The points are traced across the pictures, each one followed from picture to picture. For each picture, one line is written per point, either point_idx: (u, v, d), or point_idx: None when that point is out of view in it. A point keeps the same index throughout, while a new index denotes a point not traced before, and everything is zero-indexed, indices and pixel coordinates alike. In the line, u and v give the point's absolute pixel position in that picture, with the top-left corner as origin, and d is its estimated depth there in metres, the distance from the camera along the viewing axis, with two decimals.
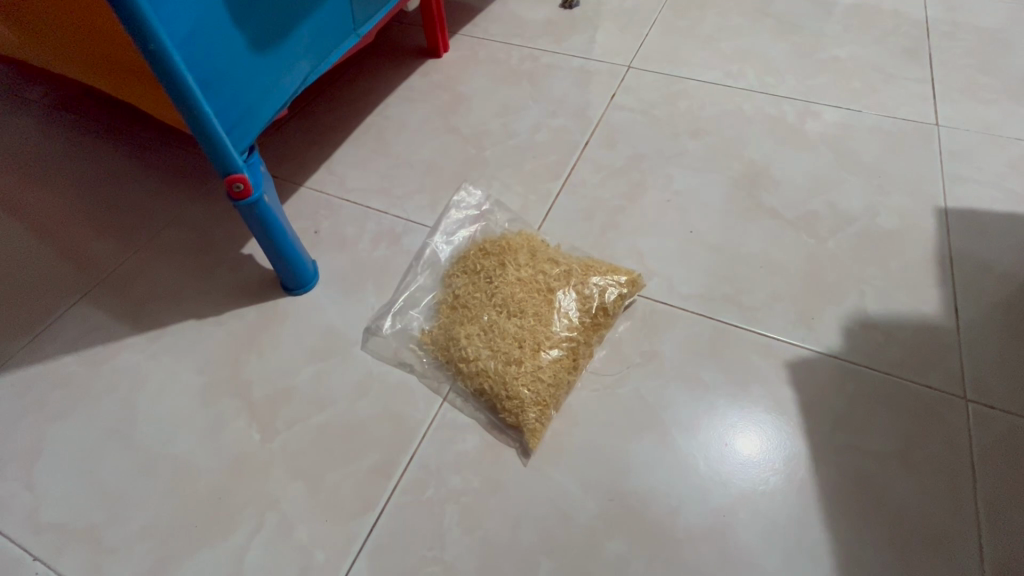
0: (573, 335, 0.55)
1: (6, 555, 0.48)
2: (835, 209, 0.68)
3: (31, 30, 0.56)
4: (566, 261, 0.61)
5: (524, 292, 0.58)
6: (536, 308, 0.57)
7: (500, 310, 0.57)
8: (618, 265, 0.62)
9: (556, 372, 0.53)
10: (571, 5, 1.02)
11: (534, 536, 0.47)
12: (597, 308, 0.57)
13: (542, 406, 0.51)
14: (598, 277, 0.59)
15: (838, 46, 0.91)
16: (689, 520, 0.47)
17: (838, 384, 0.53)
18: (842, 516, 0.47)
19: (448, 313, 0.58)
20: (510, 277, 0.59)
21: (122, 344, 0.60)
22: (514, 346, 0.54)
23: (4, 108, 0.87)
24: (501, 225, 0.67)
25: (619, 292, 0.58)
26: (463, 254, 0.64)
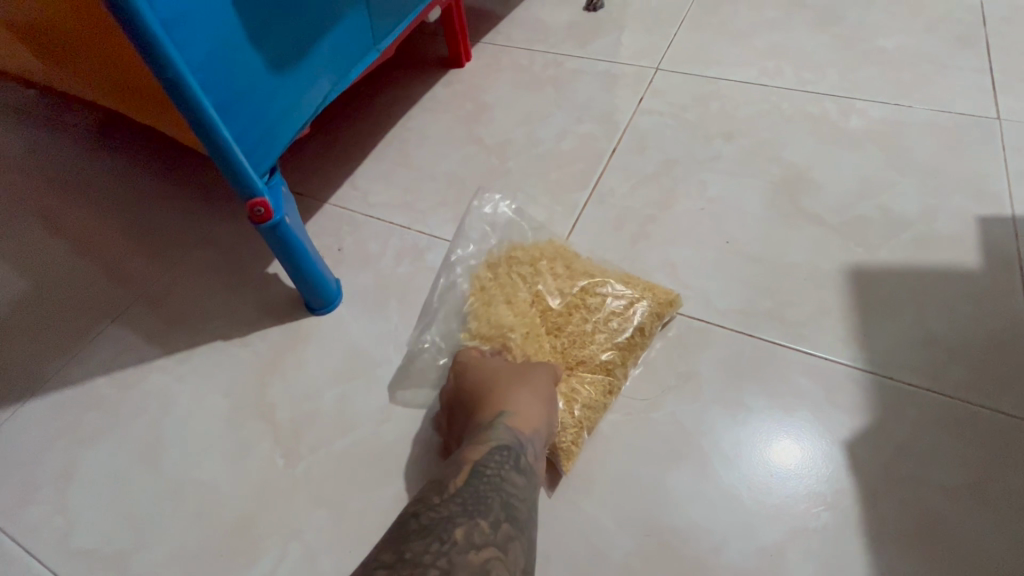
0: (611, 354, 0.53)
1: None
2: (887, 214, 0.63)
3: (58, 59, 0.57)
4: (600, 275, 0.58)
5: (557, 309, 0.56)
6: (569, 324, 0.54)
7: (533, 326, 0.55)
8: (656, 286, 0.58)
9: (590, 393, 0.51)
10: (595, 7, 0.99)
11: (565, 572, 0.44)
12: (636, 326, 0.54)
13: (577, 428, 0.49)
14: (635, 293, 0.56)
15: (884, 36, 0.85)
16: (734, 558, 0.44)
17: (896, 409, 0.49)
18: (905, 557, 0.43)
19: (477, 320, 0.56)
20: (543, 292, 0.57)
21: (152, 365, 0.60)
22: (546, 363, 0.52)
23: (48, 132, 0.90)
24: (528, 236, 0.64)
25: (657, 309, 0.55)
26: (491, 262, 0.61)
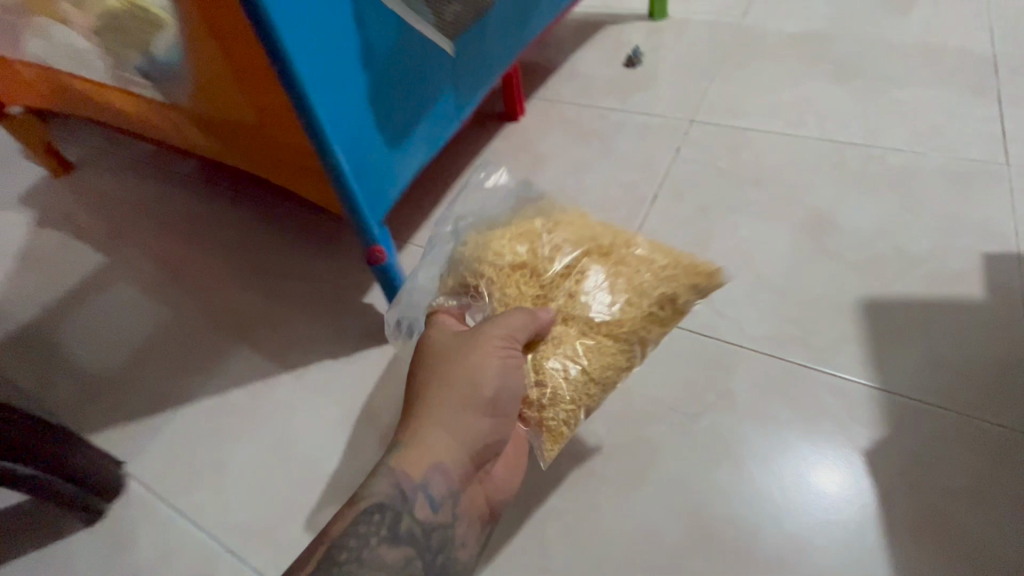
0: (629, 328, 0.53)
1: (203, 546, 0.61)
2: (901, 252, 0.71)
3: (215, 137, 0.73)
4: (631, 246, 0.58)
5: (578, 274, 0.55)
6: (588, 292, 0.54)
7: (547, 292, 0.55)
8: (699, 263, 0.56)
9: (599, 369, 0.52)
10: (634, 64, 1.12)
11: (625, 551, 0.55)
12: (664, 301, 0.54)
13: (574, 406, 0.52)
14: (670, 269, 0.55)
15: (900, 88, 0.94)
16: (770, 544, 0.53)
17: (909, 423, 0.57)
18: (914, 546, 0.51)
19: (480, 270, 0.55)
20: (564, 259, 0.56)
21: (276, 378, 0.74)
22: (556, 333, 0.53)
23: (173, 184, 1.08)
24: (537, 224, 0.58)
25: (690, 289, 0.55)
26: (498, 227, 0.59)
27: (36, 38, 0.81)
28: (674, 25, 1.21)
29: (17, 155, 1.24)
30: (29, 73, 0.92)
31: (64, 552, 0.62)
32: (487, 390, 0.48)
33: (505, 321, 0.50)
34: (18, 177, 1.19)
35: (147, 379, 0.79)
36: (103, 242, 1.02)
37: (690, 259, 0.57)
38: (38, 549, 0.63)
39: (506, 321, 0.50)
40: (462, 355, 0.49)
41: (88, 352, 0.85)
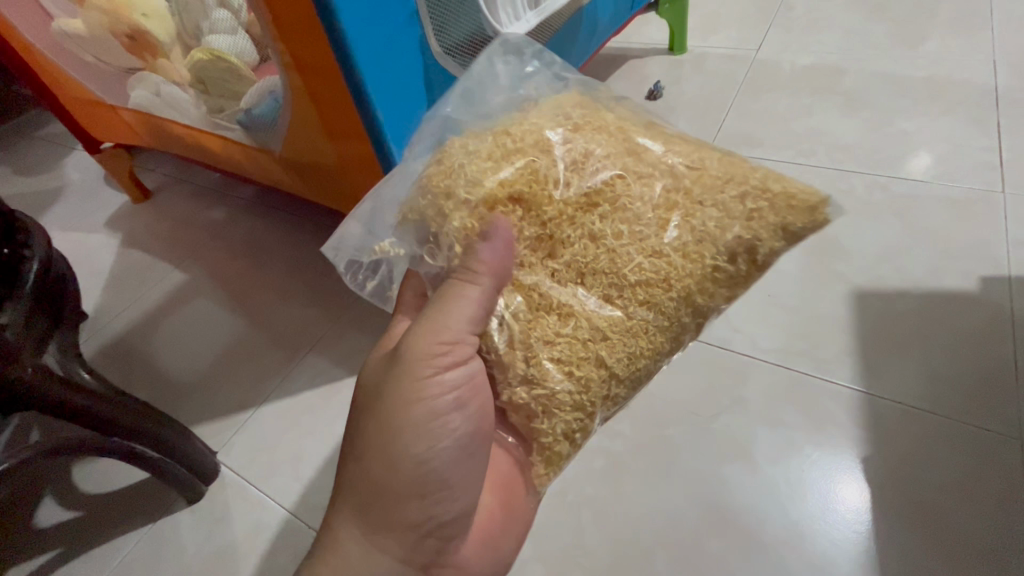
0: (671, 295, 0.44)
1: (289, 524, 0.72)
2: (902, 273, 0.79)
3: (296, 173, 0.87)
4: (687, 181, 0.46)
5: (604, 214, 0.44)
6: (616, 244, 0.44)
7: (556, 235, 0.44)
8: (805, 187, 0.48)
9: (622, 360, 0.44)
10: (655, 97, 1.22)
11: (649, 533, 0.64)
12: (738, 251, 0.45)
13: (581, 415, 0.44)
14: (757, 203, 0.46)
15: (906, 119, 1.01)
16: (774, 529, 0.62)
17: (903, 426, 0.66)
18: (904, 532, 0.59)
19: (439, 181, 0.46)
20: (578, 185, 0.45)
21: (343, 383, 0.85)
22: (569, 308, 0.43)
23: (241, 208, 1.21)
24: (553, 109, 0.51)
25: (775, 233, 0.46)
26: (491, 133, 0.48)
27: (143, 90, 0.96)
28: (693, 58, 1.30)
29: (103, 183, 1.40)
30: (135, 119, 1.09)
31: (175, 525, 0.75)
32: (411, 470, 0.43)
33: (425, 342, 0.42)
34: (105, 202, 1.34)
35: (229, 382, 0.90)
36: (177, 258, 1.14)
37: (797, 186, 0.48)
38: (154, 522, 0.76)
39: (422, 351, 0.42)
40: (373, 422, 0.43)
41: (171, 359, 0.96)
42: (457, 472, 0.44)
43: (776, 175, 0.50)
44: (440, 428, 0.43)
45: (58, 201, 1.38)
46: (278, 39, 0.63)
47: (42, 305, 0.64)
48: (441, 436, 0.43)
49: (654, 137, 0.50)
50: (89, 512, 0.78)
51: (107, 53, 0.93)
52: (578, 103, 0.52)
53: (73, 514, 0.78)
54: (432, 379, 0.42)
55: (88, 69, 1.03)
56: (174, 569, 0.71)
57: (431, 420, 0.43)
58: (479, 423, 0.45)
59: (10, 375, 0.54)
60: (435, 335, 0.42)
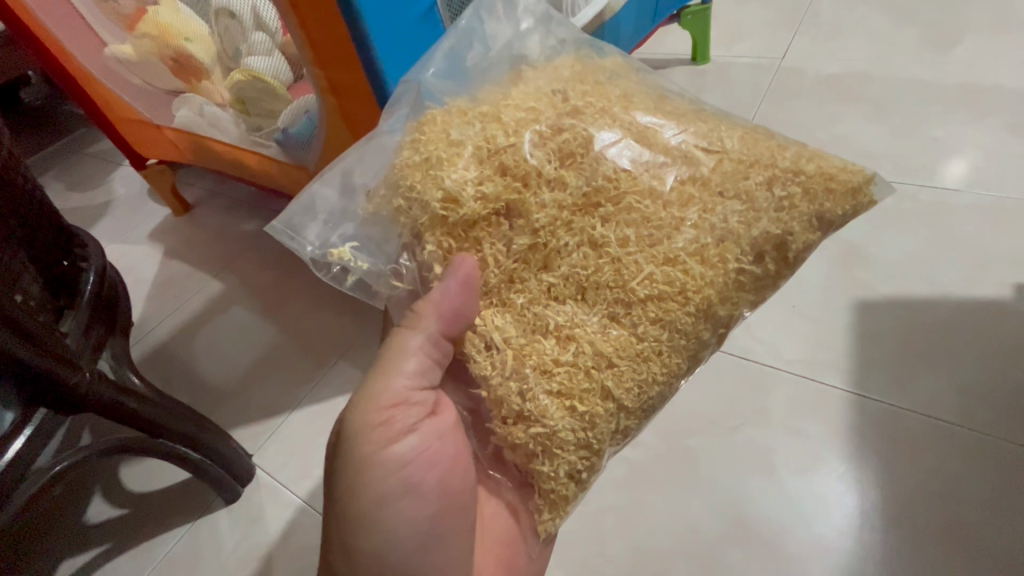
0: (689, 309, 0.43)
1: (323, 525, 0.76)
2: (932, 285, 0.78)
3: None
4: (709, 176, 0.46)
5: (608, 221, 0.45)
6: (621, 254, 0.44)
7: (553, 247, 0.44)
8: (847, 168, 0.50)
9: (631, 390, 0.43)
10: None
11: (672, 543, 0.65)
12: (766, 248, 0.45)
13: (587, 452, 0.43)
14: (788, 188, 0.46)
15: (936, 126, 1.00)
16: (799, 541, 0.63)
17: (932, 440, 0.66)
18: (933, 548, 0.60)
19: (417, 177, 0.46)
20: (575, 191, 0.45)
21: None
22: (570, 330, 0.43)
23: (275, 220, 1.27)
24: (542, 85, 0.51)
25: (809, 225, 0.46)
26: (480, 119, 0.48)
27: (187, 111, 1.02)
28: (716, 68, 1.31)
29: (147, 197, 1.48)
30: (178, 138, 1.15)
31: (213, 524, 0.79)
32: (399, 522, 0.44)
33: (367, 415, 0.45)
34: (148, 215, 1.41)
35: (264, 387, 0.94)
36: (215, 268, 1.19)
37: (840, 171, 0.49)
38: (193, 521, 0.80)
39: (366, 429, 0.45)
40: (333, 506, 0.46)
41: (210, 364, 1.01)
42: (426, 557, 0.45)
43: (815, 154, 0.50)
44: (392, 513, 0.44)
45: (106, 214, 1.46)
46: (315, 63, 0.67)
47: (99, 314, 0.69)
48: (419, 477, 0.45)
49: (655, 114, 0.50)
50: (134, 510, 0.82)
51: (155, 76, 0.99)
52: (570, 73, 0.52)
53: (119, 512, 0.82)
54: (374, 461, 0.44)
55: (138, 91, 1.09)
56: (213, 566, 0.75)
57: (384, 501, 0.44)
58: (438, 498, 0.46)
59: (73, 381, 0.58)
60: (373, 404, 0.45)
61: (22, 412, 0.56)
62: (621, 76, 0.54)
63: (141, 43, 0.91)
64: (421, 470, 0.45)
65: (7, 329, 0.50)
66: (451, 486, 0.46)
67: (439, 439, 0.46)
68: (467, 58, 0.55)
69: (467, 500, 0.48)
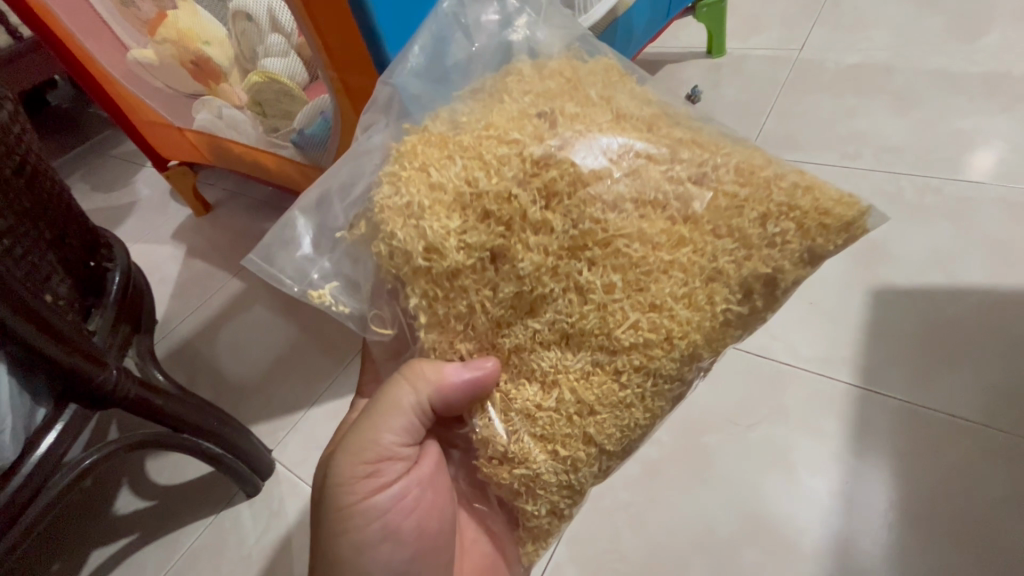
0: (671, 357, 0.41)
1: None
2: (954, 281, 0.77)
3: None
4: (700, 215, 0.42)
5: (594, 263, 0.41)
6: (606, 301, 0.41)
7: (536, 292, 0.42)
8: (842, 198, 0.45)
9: (613, 434, 0.42)
10: (693, 101, 1.21)
11: (687, 540, 0.65)
12: (756, 284, 0.42)
13: (570, 491, 0.43)
14: (781, 224, 0.42)
15: (960, 117, 0.97)
16: (815, 541, 0.62)
17: (955, 440, 0.64)
18: (954, 551, 0.58)
19: (397, 226, 0.43)
20: (562, 234, 0.42)
21: None
22: (554, 376, 0.42)
23: None
24: (525, 105, 0.46)
25: (800, 260, 0.43)
26: (461, 154, 0.44)
27: (206, 113, 1.04)
28: (732, 60, 1.29)
29: (169, 197, 1.52)
30: (198, 140, 1.17)
31: (236, 517, 0.81)
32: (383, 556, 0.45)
33: (352, 467, 0.44)
34: (171, 216, 1.45)
35: (284, 384, 0.96)
36: (235, 267, 1.22)
37: (836, 198, 0.44)
38: (217, 514, 0.82)
39: (349, 479, 0.45)
40: (317, 543, 0.47)
41: (231, 361, 1.03)
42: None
43: (810, 181, 0.45)
44: (370, 557, 0.45)
45: (130, 215, 1.50)
46: (330, 65, 0.68)
47: (124, 312, 0.71)
48: (403, 518, 0.46)
49: (640, 137, 0.45)
50: (161, 503, 0.85)
51: (176, 80, 1.01)
52: (550, 86, 0.48)
53: (147, 504, 0.85)
54: (358, 509, 0.45)
55: (159, 94, 1.12)
56: (236, 557, 0.77)
57: (363, 545, 0.45)
58: (415, 541, 0.46)
59: (100, 378, 0.60)
60: (359, 458, 0.45)
61: (54, 408, 0.59)
62: (605, 86, 0.49)
63: (162, 48, 0.93)
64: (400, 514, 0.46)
65: (38, 327, 0.52)
66: (428, 528, 0.47)
67: (419, 488, 0.46)
68: (456, 54, 0.53)
69: (445, 538, 0.48)
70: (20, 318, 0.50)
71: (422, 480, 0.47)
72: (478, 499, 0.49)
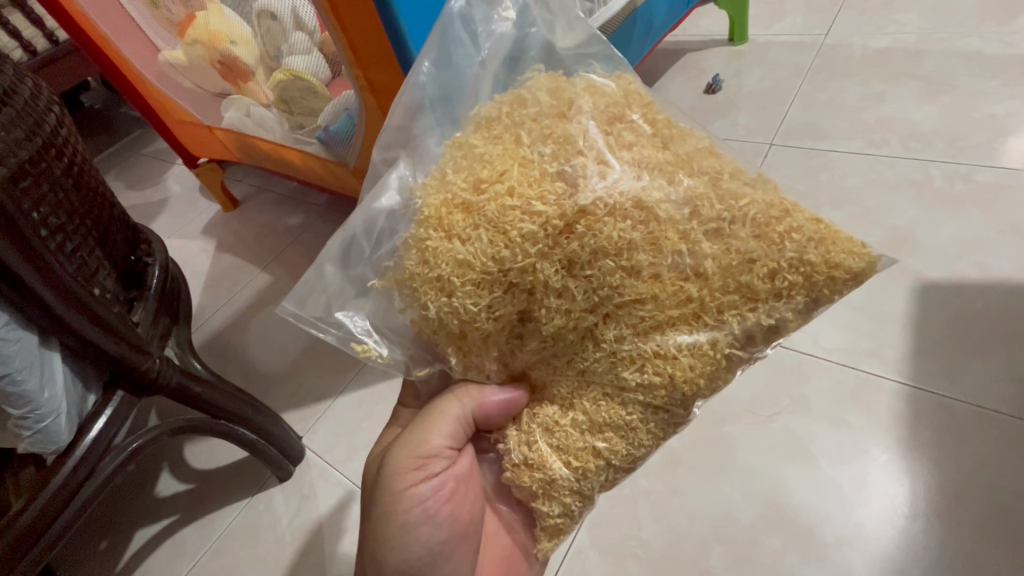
0: (673, 398, 0.42)
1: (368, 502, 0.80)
2: (984, 271, 0.75)
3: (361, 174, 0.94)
4: (710, 273, 0.41)
5: (610, 320, 0.41)
6: (618, 350, 0.41)
7: (556, 341, 0.42)
8: (855, 246, 0.44)
9: (621, 450, 0.43)
10: (714, 90, 1.19)
11: (706, 527, 0.66)
12: (756, 331, 0.42)
13: (579, 496, 0.44)
14: (790, 277, 0.41)
15: (994, 102, 0.94)
16: (837, 530, 0.62)
17: (982, 432, 0.64)
18: (980, 542, 0.58)
19: (430, 298, 0.42)
20: (583, 298, 0.40)
21: None
22: (570, 402, 0.43)
23: (318, 213, 1.32)
24: (546, 160, 0.43)
25: (801, 310, 0.43)
26: (484, 225, 0.41)
27: (235, 112, 1.07)
28: (755, 48, 1.27)
29: (199, 194, 1.57)
30: (228, 138, 1.21)
31: (269, 500, 0.85)
32: (422, 540, 0.46)
33: (404, 458, 0.47)
34: (201, 212, 1.50)
35: (312, 374, 0.99)
36: (263, 261, 1.26)
37: (847, 244, 0.43)
38: (251, 498, 0.86)
39: (400, 466, 0.47)
40: (367, 521, 0.49)
41: (261, 352, 1.07)
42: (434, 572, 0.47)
43: (826, 231, 0.43)
44: (411, 539, 0.46)
45: (163, 211, 1.56)
46: (355, 65, 0.70)
47: (164, 303, 0.75)
48: (440, 503, 0.47)
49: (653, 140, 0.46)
50: (199, 486, 0.89)
51: (206, 80, 1.04)
52: (570, 132, 0.44)
53: (186, 487, 0.89)
54: (405, 495, 0.46)
55: (189, 94, 1.15)
56: (271, 538, 0.81)
57: (405, 524, 0.46)
58: (449, 527, 0.47)
59: (144, 366, 0.64)
60: (411, 449, 0.47)
61: (102, 395, 0.62)
62: (616, 125, 0.45)
63: (193, 49, 0.96)
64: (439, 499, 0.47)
65: (88, 318, 0.56)
66: (461, 517, 0.48)
67: (457, 483, 0.48)
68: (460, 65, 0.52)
69: (475, 530, 0.49)
70: (72, 310, 0.54)
71: (461, 475, 0.48)
72: (502, 498, 0.50)
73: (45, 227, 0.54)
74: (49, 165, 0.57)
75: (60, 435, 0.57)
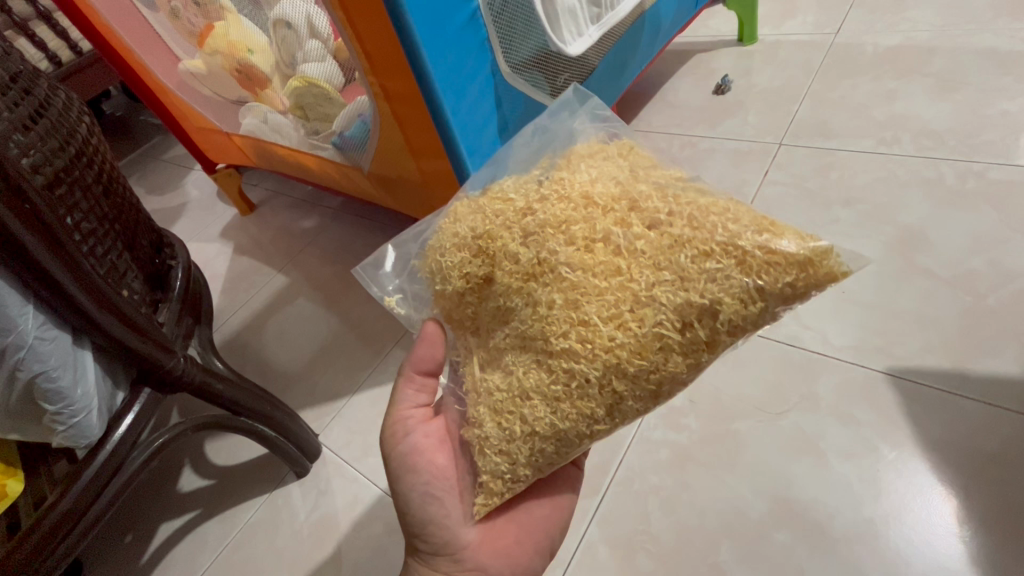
0: (596, 373, 0.40)
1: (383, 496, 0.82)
2: (997, 267, 0.75)
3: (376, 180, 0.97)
4: (641, 250, 0.41)
5: (547, 285, 0.43)
6: (548, 314, 0.42)
7: (507, 306, 0.46)
8: (805, 239, 0.40)
9: (543, 420, 0.42)
10: (723, 91, 1.20)
11: (716, 522, 0.66)
12: (693, 315, 0.39)
13: (509, 460, 0.44)
14: (723, 260, 0.39)
15: (1008, 98, 0.94)
16: (845, 525, 0.63)
17: (992, 428, 0.64)
18: (992, 539, 0.58)
19: (431, 261, 0.51)
20: (526, 261, 0.44)
21: None
22: (510, 367, 0.45)
23: (332, 216, 1.35)
24: (534, 174, 0.51)
25: (746, 299, 0.39)
26: (476, 211, 0.49)
27: (252, 119, 1.10)
28: (764, 47, 1.27)
29: (217, 199, 1.61)
30: (244, 144, 1.23)
31: (287, 496, 0.87)
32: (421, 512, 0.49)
33: (388, 429, 0.53)
34: (220, 216, 1.54)
35: (327, 373, 1.01)
36: (279, 264, 1.29)
37: (788, 234, 0.40)
38: (270, 492, 0.88)
39: (388, 436, 0.53)
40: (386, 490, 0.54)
41: (277, 352, 1.10)
42: (427, 514, 0.49)
43: (769, 224, 0.41)
44: (404, 487, 0.50)
45: (183, 215, 1.60)
46: (369, 72, 0.72)
47: (187, 305, 0.77)
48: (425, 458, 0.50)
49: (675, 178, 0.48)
50: (219, 482, 0.92)
51: (226, 88, 1.08)
52: (557, 160, 0.51)
53: (207, 483, 0.92)
54: (392, 454, 0.52)
55: (208, 102, 1.19)
56: (288, 532, 0.83)
57: (398, 477, 0.51)
58: (430, 470, 0.49)
59: (169, 365, 0.66)
60: (390, 421, 0.53)
61: (131, 392, 0.65)
62: (600, 158, 0.50)
63: (213, 59, 0.99)
64: (418, 449, 0.50)
65: (117, 317, 0.58)
66: (439, 462, 0.50)
67: (430, 437, 0.51)
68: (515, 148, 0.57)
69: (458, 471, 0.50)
70: (103, 309, 0.56)
71: (434, 428, 0.52)
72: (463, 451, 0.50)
73: (79, 232, 0.57)
74: (82, 173, 0.60)
75: (93, 429, 0.60)
